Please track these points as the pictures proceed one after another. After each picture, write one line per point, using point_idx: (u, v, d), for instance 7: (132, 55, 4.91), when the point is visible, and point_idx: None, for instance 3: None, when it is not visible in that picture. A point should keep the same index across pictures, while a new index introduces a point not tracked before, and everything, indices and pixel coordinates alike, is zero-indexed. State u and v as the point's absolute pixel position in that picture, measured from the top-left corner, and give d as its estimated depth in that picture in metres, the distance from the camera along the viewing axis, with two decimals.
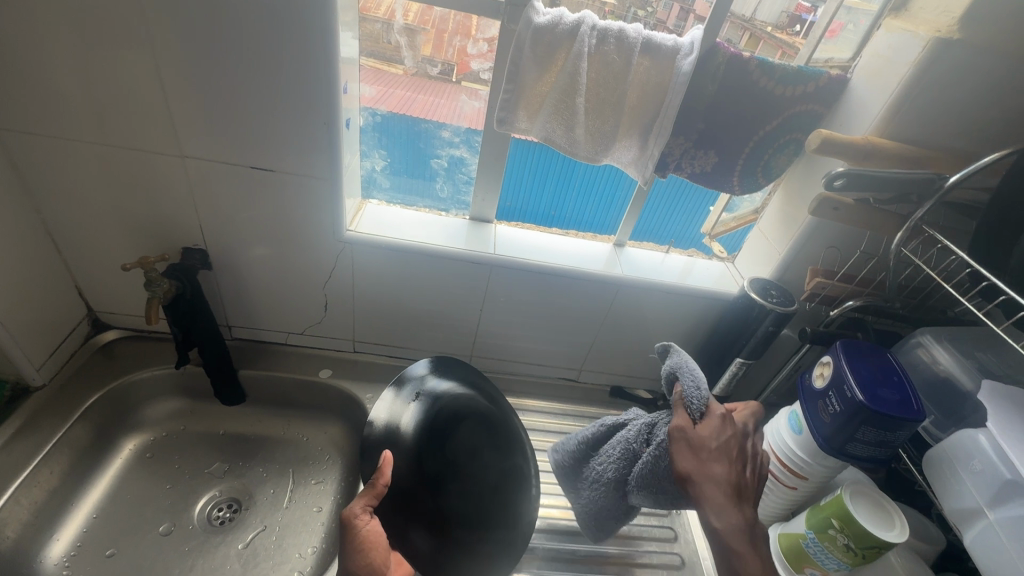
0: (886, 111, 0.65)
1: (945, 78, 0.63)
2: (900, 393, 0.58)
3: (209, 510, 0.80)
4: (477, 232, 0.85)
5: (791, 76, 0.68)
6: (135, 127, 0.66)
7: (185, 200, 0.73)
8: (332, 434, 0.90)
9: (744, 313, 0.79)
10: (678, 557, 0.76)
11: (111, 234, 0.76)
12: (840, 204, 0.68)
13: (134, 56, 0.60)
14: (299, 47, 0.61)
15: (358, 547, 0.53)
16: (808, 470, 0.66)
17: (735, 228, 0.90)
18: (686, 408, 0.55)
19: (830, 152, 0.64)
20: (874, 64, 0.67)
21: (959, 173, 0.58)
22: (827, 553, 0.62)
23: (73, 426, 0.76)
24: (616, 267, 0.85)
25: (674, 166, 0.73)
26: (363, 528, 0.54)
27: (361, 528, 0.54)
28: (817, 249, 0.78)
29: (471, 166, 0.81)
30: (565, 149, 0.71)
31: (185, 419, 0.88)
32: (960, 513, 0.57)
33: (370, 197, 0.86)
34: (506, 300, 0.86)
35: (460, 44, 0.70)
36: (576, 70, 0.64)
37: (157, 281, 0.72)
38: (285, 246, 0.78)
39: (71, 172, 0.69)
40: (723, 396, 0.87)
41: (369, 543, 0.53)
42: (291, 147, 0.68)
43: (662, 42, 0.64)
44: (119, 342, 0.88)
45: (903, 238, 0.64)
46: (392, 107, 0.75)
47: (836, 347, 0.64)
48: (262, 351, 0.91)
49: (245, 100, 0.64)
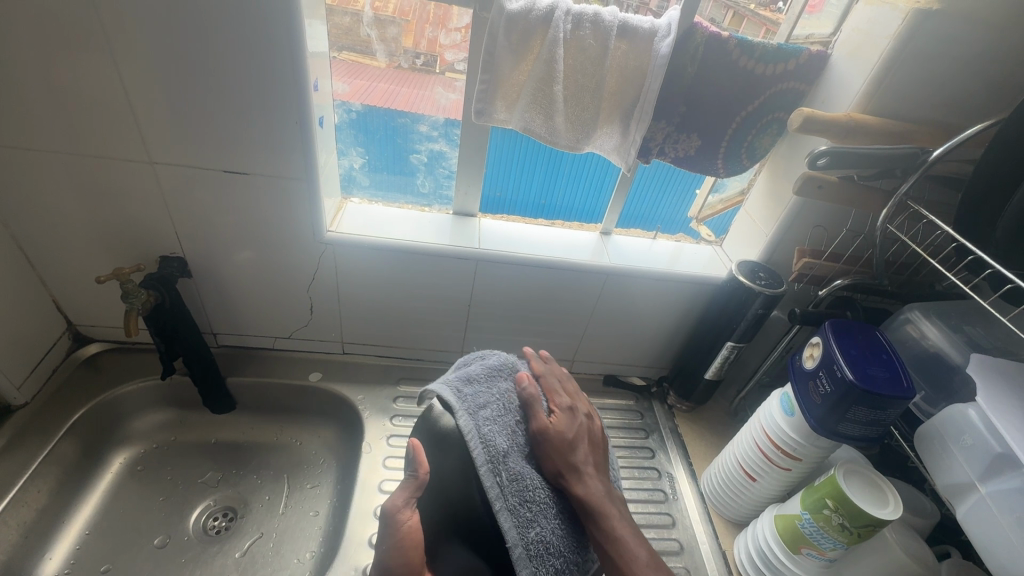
0: (869, 86, 0.64)
1: (926, 50, 0.62)
2: (889, 370, 0.58)
3: (205, 520, 0.79)
4: (462, 227, 0.83)
5: (771, 54, 0.66)
6: (99, 133, 0.63)
7: (159, 207, 0.71)
8: (326, 438, 0.90)
9: (733, 297, 0.79)
10: (676, 543, 0.76)
11: (85, 245, 0.74)
12: (824, 182, 0.67)
13: (91, 61, 0.58)
14: (260, 45, 0.58)
15: (398, 543, 0.47)
16: (802, 451, 0.66)
17: (723, 210, 0.89)
18: (536, 405, 0.57)
19: (812, 131, 0.63)
20: (854, 39, 0.66)
21: (942, 147, 0.57)
22: (823, 533, 0.62)
23: (60, 443, 0.75)
24: (604, 255, 0.84)
25: (657, 151, 0.72)
26: (407, 523, 0.48)
27: (405, 523, 0.47)
28: (804, 229, 0.78)
29: (451, 160, 0.80)
30: (545, 139, 0.69)
31: (175, 430, 0.87)
32: (953, 489, 0.56)
33: (350, 195, 0.84)
34: (495, 293, 0.85)
35: (432, 35, 0.68)
36: (552, 58, 0.62)
37: (134, 293, 0.70)
38: (269, 250, 0.77)
39: (38, 184, 0.67)
40: (716, 378, 0.88)
41: (409, 541, 0.47)
42: (263, 149, 0.67)
43: (639, 25, 0.63)
44: (103, 355, 0.86)
45: (888, 214, 0.63)
46: (374, 101, 0.73)
47: (824, 327, 0.63)
48: (251, 358, 0.90)
49: (215, 104, 0.62)
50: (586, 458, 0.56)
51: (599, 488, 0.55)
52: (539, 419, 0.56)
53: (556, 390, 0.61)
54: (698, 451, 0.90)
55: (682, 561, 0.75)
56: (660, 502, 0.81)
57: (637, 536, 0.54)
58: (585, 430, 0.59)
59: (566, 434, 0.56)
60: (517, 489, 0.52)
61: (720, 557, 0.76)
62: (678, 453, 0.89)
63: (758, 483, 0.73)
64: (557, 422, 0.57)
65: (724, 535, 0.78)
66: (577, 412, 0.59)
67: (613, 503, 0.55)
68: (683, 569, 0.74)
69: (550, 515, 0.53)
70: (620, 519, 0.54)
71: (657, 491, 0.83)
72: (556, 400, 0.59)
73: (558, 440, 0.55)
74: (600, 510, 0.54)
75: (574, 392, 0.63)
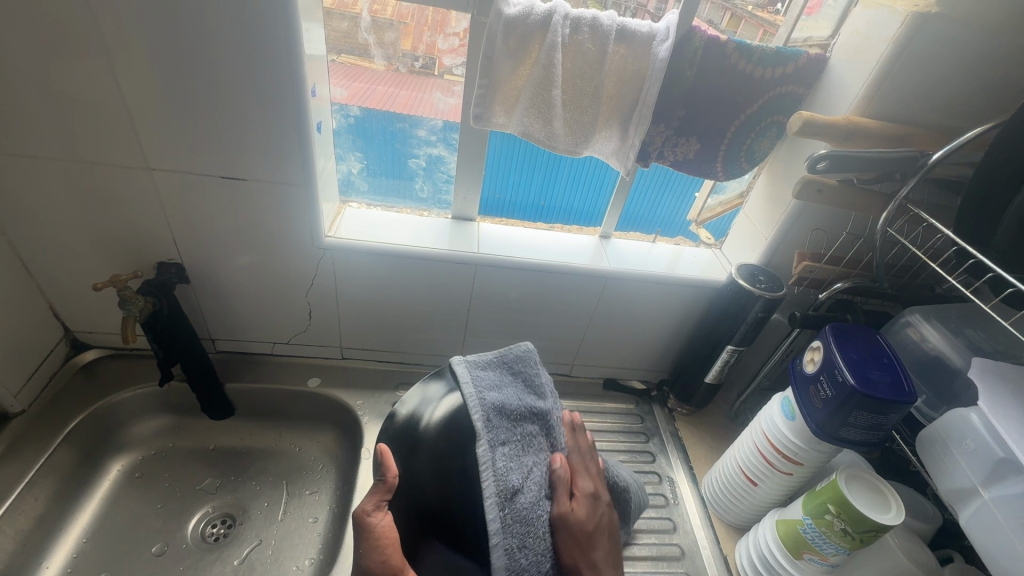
0: (867, 89, 0.64)
1: (925, 53, 0.62)
2: (890, 374, 0.58)
3: (203, 527, 0.78)
4: (461, 231, 0.83)
5: (770, 58, 0.66)
6: (96, 140, 0.63)
7: (156, 213, 0.70)
8: (325, 443, 0.89)
9: (733, 300, 0.79)
10: (677, 548, 0.76)
11: (82, 251, 0.74)
12: (824, 186, 0.67)
13: (88, 67, 0.58)
14: (257, 50, 0.58)
15: (375, 544, 0.47)
16: (803, 456, 0.66)
17: (722, 213, 0.89)
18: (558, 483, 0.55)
19: (812, 134, 0.63)
20: (853, 42, 0.66)
21: (942, 150, 0.57)
22: (825, 538, 0.62)
23: (57, 451, 0.74)
24: (604, 259, 0.84)
25: (656, 155, 0.72)
26: (380, 523, 0.48)
27: (378, 526, 0.48)
28: (803, 232, 0.77)
29: (450, 164, 0.80)
30: (544, 143, 0.69)
31: (173, 436, 0.87)
32: (955, 493, 0.56)
33: (348, 200, 0.84)
34: (494, 297, 0.85)
35: (430, 39, 0.68)
36: (550, 62, 0.62)
37: (131, 300, 0.70)
38: (267, 255, 0.76)
39: (35, 191, 0.67)
40: (717, 381, 0.88)
41: (386, 540, 0.47)
42: (261, 155, 0.66)
43: (637, 29, 0.63)
44: (100, 362, 0.86)
45: (888, 217, 0.63)
46: (373, 104, 0.73)
47: (825, 331, 0.63)
48: (249, 364, 0.90)
49: (212, 110, 0.62)
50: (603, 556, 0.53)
51: None
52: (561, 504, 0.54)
53: (583, 472, 0.58)
54: (699, 455, 0.90)
55: (683, 566, 0.74)
56: (661, 507, 0.81)
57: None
58: (604, 521, 0.55)
59: (584, 524, 0.53)
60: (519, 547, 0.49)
61: (722, 562, 0.75)
62: (679, 457, 0.89)
63: (759, 488, 0.72)
64: (577, 510, 0.54)
65: (726, 540, 0.78)
66: (600, 500, 0.56)
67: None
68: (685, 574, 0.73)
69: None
70: None
71: (658, 495, 0.83)
72: (580, 485, 0.56)
73: (576, 529, 0.53)
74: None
75: (599, 476, 0.59)
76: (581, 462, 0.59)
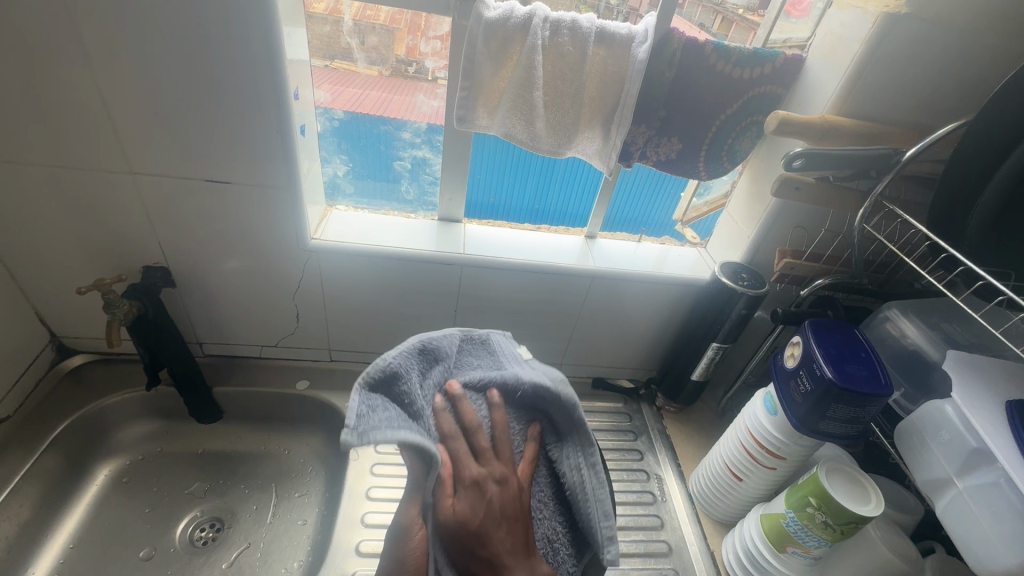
0: (842, 89, 0.65)
1: (898, 53, 0.63)
2: (867, 368, 0.59)
3: (192, 531, 0.78)
4: (447, 233, 0.84)
5: (748, 58, 0.68)
6: (80, 144, 0.63)
7: (140, 217, 0.71)
8: (314, 446, 0.89)
9: (716, 298, 0.79)
10: (665, 544, 0.77)
11: (67, 255, 0.74)
12: (802, 183, 0.68)
13: (70, 72, 0.58)
14: (241, 55, 0.59)
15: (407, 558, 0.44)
16: (785, 450, 0.67)
17: (707, 213, 0.90)
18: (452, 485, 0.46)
19: (788, 133, 0.64)
20: (829, 42, 0.67)
21: (915, 147, 0.58)
22: (807, 531, 0.62)
23: (43, 456, 0.74)
24: (590, 259, 0.85)
25: (638, 155, 0.73)
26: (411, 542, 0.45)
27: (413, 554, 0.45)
28: (784, 230, 0.78)
29: (435, 166, 0.80)
30: (526, 144, 0.69)
31: (161, 441, 0.87)
32: (932, 484, 0.57)
33: (335, 203, 0.85)
34: (481, 298, 0.86)
35: (412, 42, 0.68)
36: (531, 64, 0.63)
37: (115, 304, 0.70)
38: (253, 259, 0.77)
39: (18, 196, 0.67)
40: (703, 379, 0.89)
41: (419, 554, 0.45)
42: (245, 158, 0.67)
43: (617, 31, 0.64)
44: (87, 367, 0.86)
45: (865, 213, 0.64)
46: (367, 109, 0.73)
47: (804, 327, 0.64)
48: (236, 367, 0.90)
49: (195, 116, 0.63)
50: (504, 545, 0.45)
51: None
52: (440, 509, 0.45)
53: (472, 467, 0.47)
54: (687, 452, 0.90)
55: (671, 562, 0.75)
56: (649, 504, 0.81)
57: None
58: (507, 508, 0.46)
59: (468, 526, 0.44)
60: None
61: (709, 558, 0.76)
62: (666, 454, 0.89)
63: (744, 483, 0.73)
64: (457, 509, 0.45)
65: (712, 535, 0.78)
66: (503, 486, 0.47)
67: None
68: (672, 570, 0.74)
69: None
70: None
71: (646, 493, 0.83)
72: (461, 476, 0.46)
73: (464, 534, 0.44)
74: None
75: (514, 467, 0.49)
76: (468, 443, 0.48)
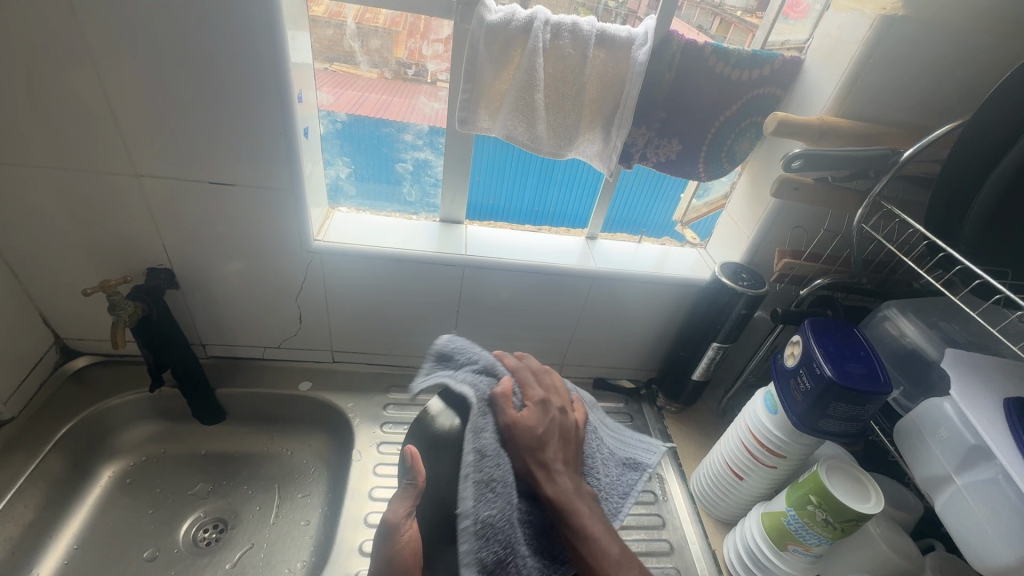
0: (840, 90, 0.66)
1: (895, 55, 0.64)
2: (867, 366, 0.60)
3: (195, 532, 0.79)
4: (449, 234, 0.84)
5: (747, 61, 0.68)
6: (84, 147, 0.64)
7: (144, 219, 0.71)
8: (317, 446, 0.90)
9: (716, 298, 0.80)
10: (666, 543, 0.77)
11: (71, 257, 0.74)
12: (800, 184, 0.69)
13: (76, 76, 0.59)
14: (244, 58, 0.60)
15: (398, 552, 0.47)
16: (786, 448, 0.67)
17: (706, 214, 0.90)
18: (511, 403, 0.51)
19: (786, 134, 0.64)
20: (827, 44, 0.68)
21: (912, 147, 0.59)
22: (808, 529, 0.63)
23: (47, 457, 0.74)
24: (590, 259, 0.85)
25: (639, 157, 0.74)
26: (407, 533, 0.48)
27: (405, 533, 0.47)
28: (784, 230, 0.79)
29: (436, 168, 0.81)
30: (527, 146, 0.70)
31: (164, 442, 0.87)
32: (931, 481, 0.58)
33: (337, 205, 0.85)
34: (482, 299, 0.86)
35: (414, 45, 0.69)
36: (532, 67, 0.63)
37: (120, 305, 0.70)
38: (256, 260, 0.77)
39: (24, 198, 0.68)
40: (703, 378, 0.89)
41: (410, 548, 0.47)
42: (249, 161, 0.67)
43: (617, 34, 0.64)
44: (90, 369, 0.86)
45: (863, 214, 0.65)
46: (366, 111, 0.74)
47: (804, 326, 0.64)
48: (238, 368, 0.90)
49: (199, 119, 0.63)
50: (556, 456, 0.50)
51: (570, 485, 0.49)
52: (506, 414, 0.49)
53: (532, 384, 0.54)
54: (687, 451, 0.91)
55: (672, 561, 0.75)
56: (650, 503, 0.82)
57: (609, 532, 0.48)
58: (559, 425, 0.51)
59: (537, 432, 0.49)
60: (480, 466, 0.45)
61: (710, 557, 0.76)
62: (667, 454, 0.90)
63: (746, 481, 0.73)
64: (526, 418, 0.50)
65: (713, 534, 0.79)
66: (551, 407, 0.52)
67: (585, 502, 0.49)
68: (674, 569, 0.74)
69: (511, 499, 0.46)
70: (594, 520, 0.48)
71: (647, 492, 0.83)
72: (529, 393, 0.52)
73: (527, 441, 0.49)
74: (566, 510, 0.48)
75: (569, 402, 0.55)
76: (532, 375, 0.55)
